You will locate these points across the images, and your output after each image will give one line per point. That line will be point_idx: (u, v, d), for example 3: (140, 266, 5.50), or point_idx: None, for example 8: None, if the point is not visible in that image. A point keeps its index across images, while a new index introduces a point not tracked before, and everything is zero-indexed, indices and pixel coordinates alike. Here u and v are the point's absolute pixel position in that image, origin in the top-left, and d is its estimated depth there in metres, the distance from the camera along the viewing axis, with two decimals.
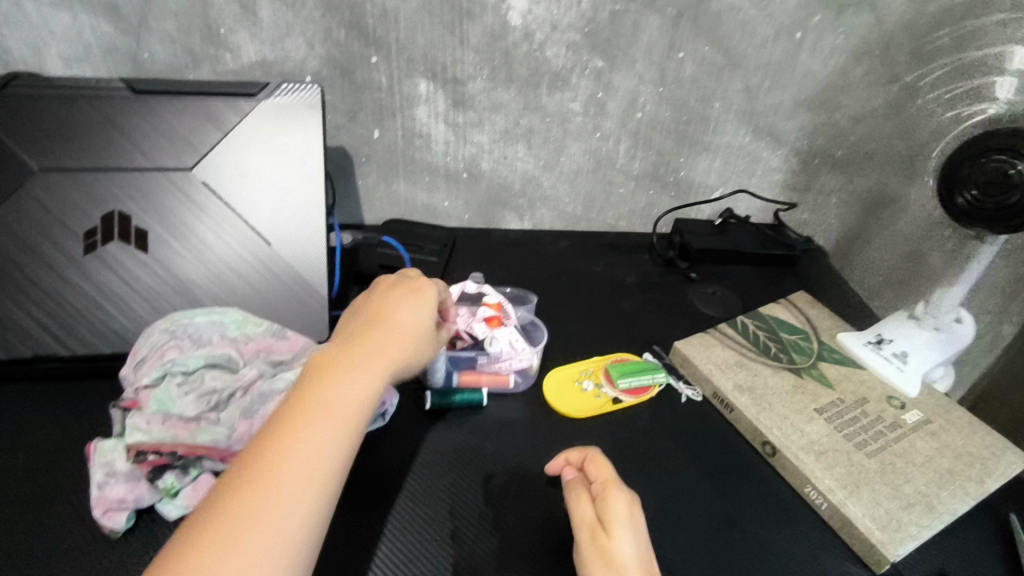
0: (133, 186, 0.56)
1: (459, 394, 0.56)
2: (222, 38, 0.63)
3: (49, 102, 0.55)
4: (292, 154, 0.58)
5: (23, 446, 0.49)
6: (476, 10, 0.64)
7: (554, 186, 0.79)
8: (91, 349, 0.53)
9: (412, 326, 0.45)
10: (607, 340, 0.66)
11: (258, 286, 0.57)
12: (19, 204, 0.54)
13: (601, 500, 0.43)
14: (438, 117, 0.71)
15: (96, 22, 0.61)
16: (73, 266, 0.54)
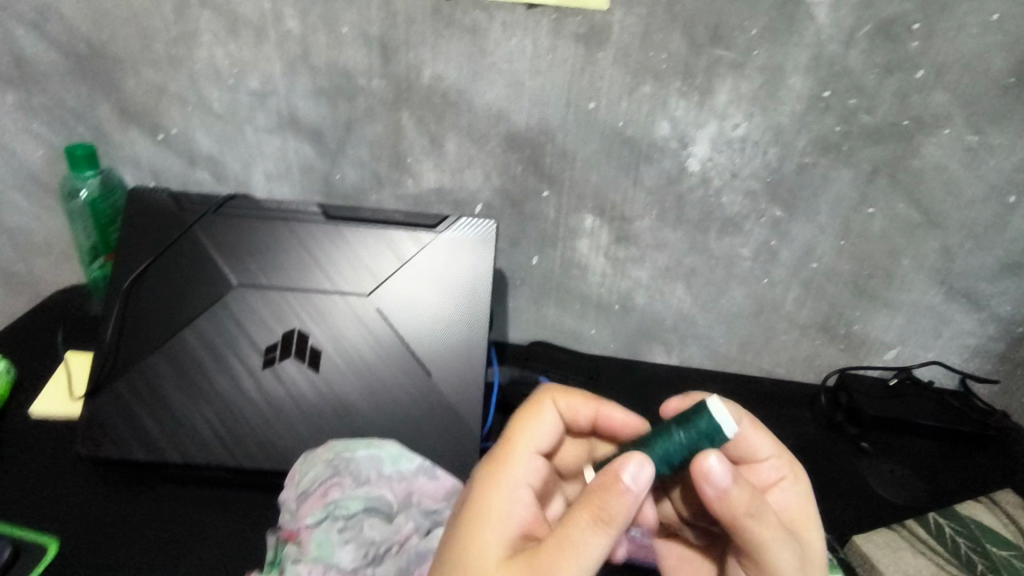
0: (314, 306, 0.58)
1: (689, 425, 0.40)
2: (408, 165, 0.67)
3: (255, 222, 0.60)
4: (462, 287, 0.59)
5: (182, 554, 0.51)
6: (655, 155, 0.63)
7: (709, 326, 0.74)
8: (256, 464, 0.55)
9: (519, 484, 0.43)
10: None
11: (412, 417, 0.56)
12: (216, 314, 0.58)
13: (763, 454, 0.49)
14: (600, 250, 0.70)
15: (301, 146, 0.67)
16: (252, 379, 0.57)
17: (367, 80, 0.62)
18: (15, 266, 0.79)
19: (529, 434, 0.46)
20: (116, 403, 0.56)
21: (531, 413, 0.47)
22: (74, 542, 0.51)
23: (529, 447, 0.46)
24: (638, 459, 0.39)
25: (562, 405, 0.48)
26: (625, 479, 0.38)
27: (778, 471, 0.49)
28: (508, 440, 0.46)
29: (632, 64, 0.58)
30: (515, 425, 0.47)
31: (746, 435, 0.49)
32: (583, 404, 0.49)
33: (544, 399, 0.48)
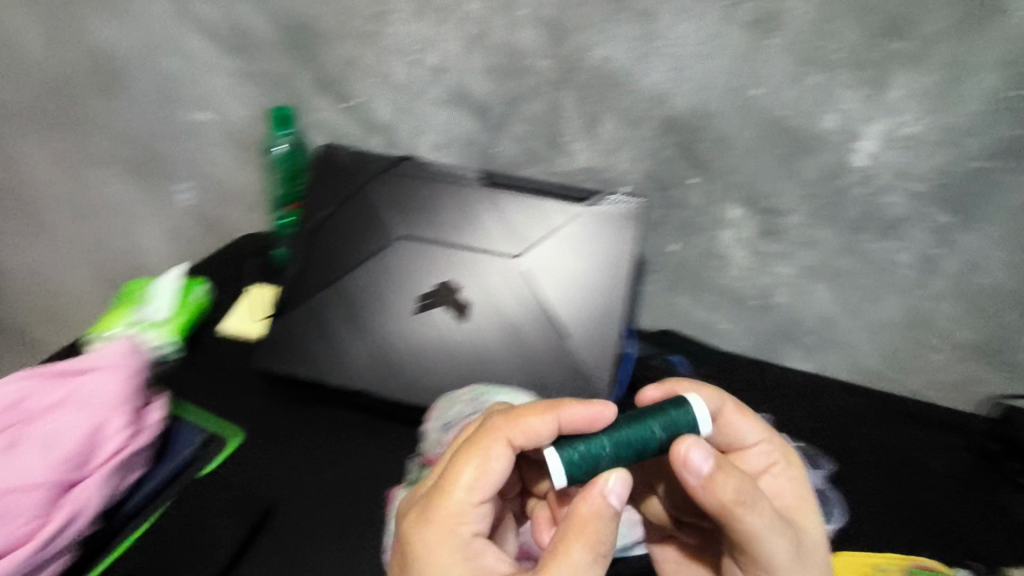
0: (466, 262, 0.63)
1: (662, 415, 0.41)
2: (561, 144, 0.70)
3: (422, 182, 0.66)
4: (605, 259, 0.62)
5: (333, 468, 0.57)
6: (816, 147, 0.61)
7: (853, 334, 0.71)
8: (401, 397, 0.60)
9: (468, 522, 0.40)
10: (892, 529, 0.62)
11: (548, 375, 0.60)
12: (380, 260, 0.64)
13: (750, 440, 0.48)
14: (743, 242, 0.69)
15: (467, 120, 0.73)
16: (406, 321, 0.62)
17: (535, 60, 0.66)
18: (213, 212, 0.92)
19: (473, 485, 0.40)
20: (291, 329, 0.64)
21: (475, 459, 0.40)
22: (250, 441, 0.59)
23: (472, 500, 0.40)
24: (614, 476, 0.39)
25: (516, 440, 0.41)
26: (608, 499, 0.39)
27: (770, 456, 0.47)
28: (448, 492, 0.40)
29: (801, 53, 0.57)
30: (456, 472, 0.40)
31: (729, 419, 0.48)
32: (541, 424, 0.41)
33: (491, 438, 0.41)
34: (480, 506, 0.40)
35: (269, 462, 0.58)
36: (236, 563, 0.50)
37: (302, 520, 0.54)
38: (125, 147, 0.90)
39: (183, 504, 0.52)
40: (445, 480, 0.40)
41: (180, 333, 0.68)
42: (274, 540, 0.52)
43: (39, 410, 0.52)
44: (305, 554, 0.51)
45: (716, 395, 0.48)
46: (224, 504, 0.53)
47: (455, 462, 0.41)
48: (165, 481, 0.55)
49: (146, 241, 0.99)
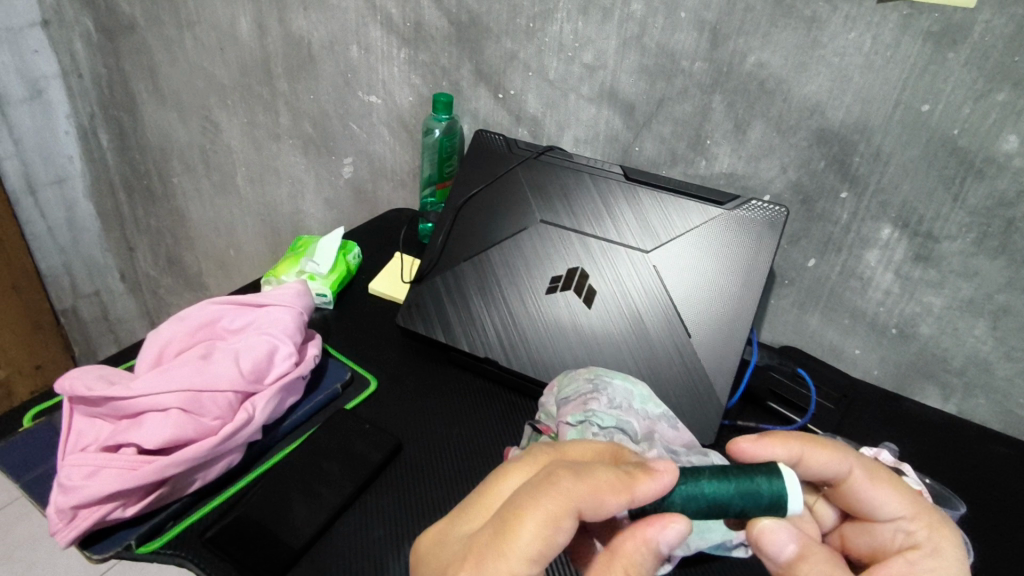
0: (599, 251, 0.66)
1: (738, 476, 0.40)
2: (705, 147, 0.71)
3: (567, 174, 0.71)
4: (740, 263, 0.62)
5: (457, 424, 0.62)
6: (990, 170, 0.57)
7: (1008, 379, 0.65)
8: (522, 369, 0.64)
9: None
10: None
11: (665, 368, 0.61)
12: (518, 241, 0.69)
13: (888, 515, 0.43)
14: (890, 265, 0.66)
15: (613, 117, 0.75)
16: (535, 299, 0.66)
17: (690, 63, 0.67)
18: (367, 185, 1.02)
19: (535, 550, 0.36)
20: (431, 292, 0.70)
21: (542, 521, 0.36)
22: (388, 389, 0.66)
23: (528, 572, 0.36)
24: (676, 525, 0.38)
25: (584, 511, 0.37)
26: (659, 544, 0.38)
27: (911, 536, 0.43)
28: (507, 553, 0.36)
29: (988, 68, 0.54)
30: (519, 528, 0.36)
31: (860, 489, 0.44)
32: (611, 504, 0.38)
33: (563, 503, 0.37)
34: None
35: (403, 406, 0.64)
36: (367, 487, 0.56)
37: (425, 461, 0.58)
38: (303, 121, 1.02)
39: (328, 432, 0.60)
40: (506, 535, 0.36)
41: (335, 287, 0.76)
42: (399, 474, 0.57)
43: (224, 331, 0.64)
44: (425, 491, 0.56)
45: (844, 457, 0.44)
46: (365, 434, 0.59)
47: (518, 519, 0.36)
48: (312, 412, 0.63)
49: (308, 205, 1.12)
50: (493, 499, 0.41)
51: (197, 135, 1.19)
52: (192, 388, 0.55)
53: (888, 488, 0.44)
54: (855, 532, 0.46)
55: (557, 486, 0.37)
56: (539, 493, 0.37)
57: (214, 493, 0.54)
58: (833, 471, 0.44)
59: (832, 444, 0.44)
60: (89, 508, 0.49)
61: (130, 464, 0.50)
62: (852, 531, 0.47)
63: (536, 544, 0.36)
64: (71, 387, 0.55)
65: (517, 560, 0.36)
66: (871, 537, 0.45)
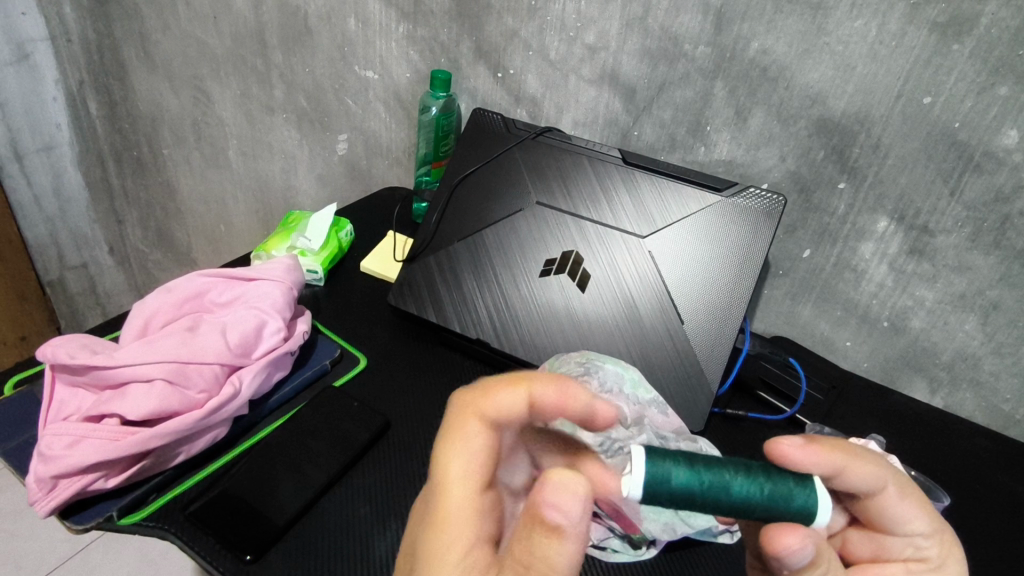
0: (594, 235, 0.65)
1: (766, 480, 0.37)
2: (705, 134, 0.70)
3: (564, 155, 0.70)
4: (735, 251, 0.61)
5: (447, 405, 0.62)
6: (988, 165, 0.57)
7: (996, 375, 0.65)
8: (513, 351, 0.64)
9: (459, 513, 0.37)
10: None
11: (656, 354, 0.61)
12: (513, 222, 0.68)
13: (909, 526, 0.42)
14: (885, 258, 0.66)
15: (613, 100, 0.74)
16: (528, 281, 0.66)
17: (693, 47, 0.66)
18: (362, 163, 1.00)
19: (458, 466, 0.38)
20: (423, 272, 0.70)
21: (454, 439, 0.39)
22: (378, 367, 0.66)
23: (463, 489, 0.37)
24: (577, 494, 0.33)
25: (484, 415, 0.39)
26: (553, 511, 0.33)
27: (920, 550, 0.43)
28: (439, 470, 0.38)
29: (993, 61, 0.54)
30: (445, 452, 0.39)
31: (889, 504, 0.42)
32: (502, 399, 0.39)
33: (463, 417, 0.39)
34: (476, 496, 0.38)
35: (392, 385, 0.64)
36: (353, 466, 0.55)
37: (413, 441, 0.58)
38: (297, 95, 1.00)
39: (315, 410, 0.59)
40: (438, 460, 0.39)
41: (326, 264, 0.75)
42: (387, 453, 0.57)
43: (212, 304, 0.63)
44: (412, 470, 0.55)
45: (882, 473, 0.41)
46: (353, 413, 0.59)
47: (439, 451, 0.39)
48: (300, 387, 0.62)
49: (301, 181, 1.10)
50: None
51: (188, 107, 1.16)
52: (178, 360, 0.55)
53: (912, 501, 0.42)
54: (859, 538, 0.45)
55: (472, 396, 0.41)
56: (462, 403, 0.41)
57: (197, 467, 0.54)
58: (866, 484, 0.42)
59: (873, 459, 0.41)
60: (69, 478, 0.49)
61: (112, 435, 0.50)
62: (854, 537, 0.45)
63: (462, 453, 0.38)
64: (53, 355, 0.54)
65: (446, 469, 0.38)
66: (876, 546, 0.44)
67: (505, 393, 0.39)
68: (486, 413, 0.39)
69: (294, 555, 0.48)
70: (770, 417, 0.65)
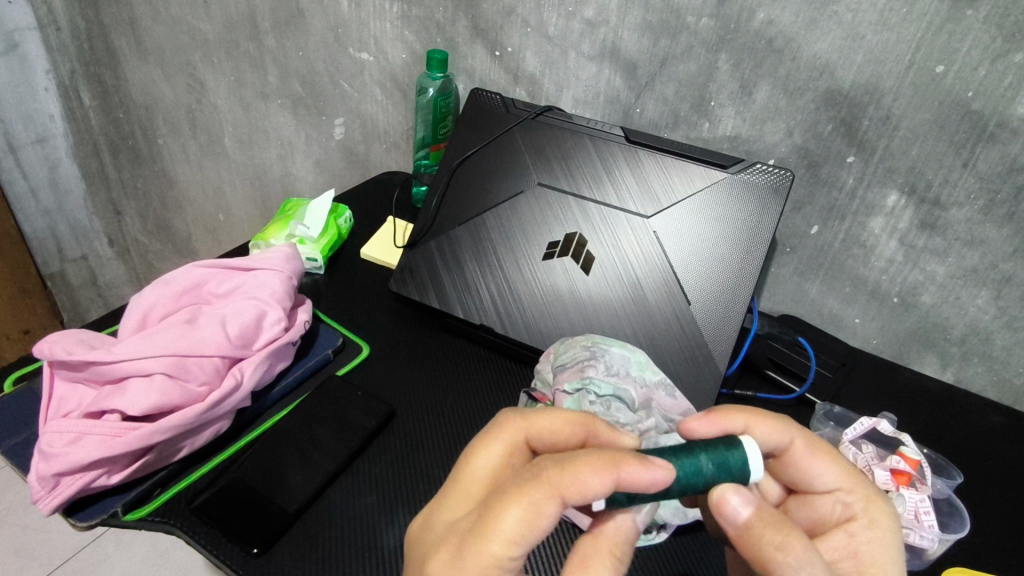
0: (598, 216, 0.64)
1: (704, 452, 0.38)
2: (709, 109, 0.68)
3: (565, 134, 0.68)
4: (743, 229, 0.60)
5: (451, 392, 0.61)
6: (1002, 135, 0.55)
7: (1008, 349, 0.64)
8: (517, 336, 0.63)
9: (495, 572, 0.35)
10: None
11: (662, 336, 0.60)
12: (513, 205, 0.67)
13: (827, 485, 0.42)
14: (895, 233, 0.65)
15: (614, 76, 0.72)
16: (532, 264, 0.65)
17: (696, 19, 0.64)
18: (360, 147, 0.99)
19: (516, 540, 0.34)
20: (424, 257, 0.69)
21: (525, 508, 0.34)
22: (378, 354, 0.65)
23: (508, 555, 0.35)
24: (647, 506, 0.39)
25: (570, 499, 0.35)
26: (636, 522, 0.39)
27: (848, 508, 0.42)
28: (486, 536, 0.35)
29: (1009, 26, 0.52)
30: (497, 519, 0.35)
31: (801, 461, 0.42)
32: (596, 486, 0.35)
33: (546, 494, 0.35)
34: (517, 562, 0.35)
35: (395, 373, 0.63)
36: (358, 454, 0.55)
37: (417, 429, 0.57)
38: (292, 79, 0.98)
39: (318, 399, 0.58)
40: (484, 525, 0.35)
41: (326, 252, 0.74)
42: (392, 441, 0.56)
43: (211, 295, 0.62)
44: (418, 459, 0.55)
45: (787, 431, 0.42)
46: (357, 401, 0.58)
47: (498, 506, 0.35)
48: (302, 377, 0.62)
49: (298, 167, 1.09)
50: (473, 484, 0.39)
51: (182, 95, 1.14)
52: (177, 353, 0.54)
53: (824, 457, 0.42)
54: (794, 505, 0.45)
55: (545, 466, 0.36)
56: (532, 468, 0.36)
57: (202, 459, 0.53)
58: (774, 445, 0.42)
59: (774, 416, 0.42)
60: (72, 475, 0.48)
61: (113, 431, 0.49)
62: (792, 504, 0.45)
63: (522, 524, 0.34)
64: (50, 352, 0.53)
65: (497, 541, 0.34)
66: (812, 512, 0.43)
67: (597, 476, 0.35)
68: (586, 498, 0.35)
69: (300, 547, 0.47)
70: (777, 397, 0.64)
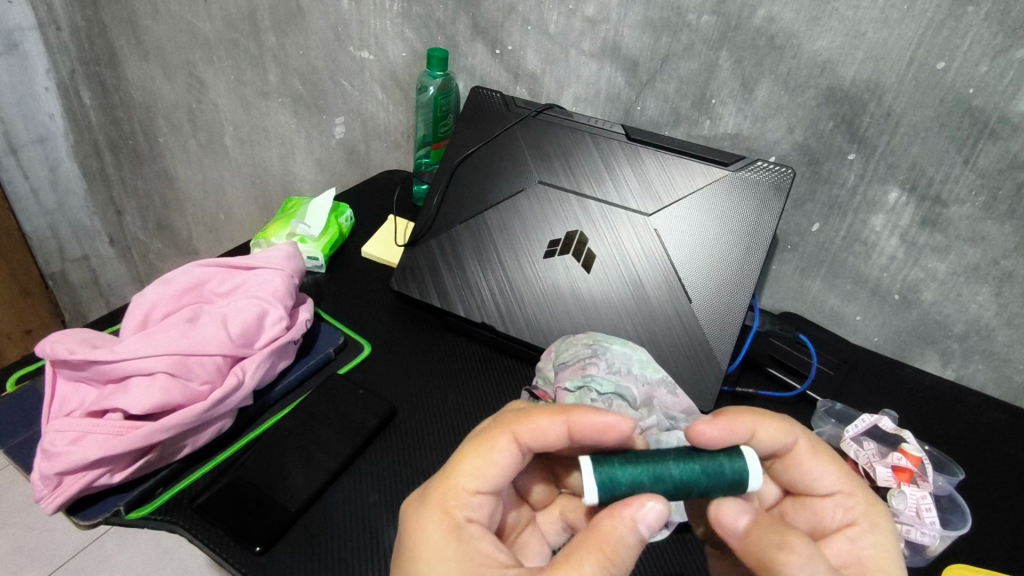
0: (599, 213, 0.64)
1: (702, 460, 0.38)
2: (710, 107, 0.68)
3: (566, 132, 0.68)
4: (744, 226, 0.60)
5: (453, 390, 0.61)
6: (1003, 132, 0.55)
7: (1009, 346, 0.64)
8: (518, 334, 0.63)
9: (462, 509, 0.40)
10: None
11: (663, 334, 0.60)
12: (514, 203, 0.67)
13: (828, 488, 0.42)
14: (896, 230, 0.65)
15: (614, 74, 0.72)
16: (533, 262, 0.65)
17: (697, 16, 0.64)
18: (360, 146, 0.99)
19: (476, 474, 0.40)
20: (424, 255, 0.69)
21: (482, 445, 0.40)
22: (379, 354, 0.65)
23: (470, 488, 0.40)
24: (654, 505, 0.36)
25: (523, 437, 0.40)
26: (640, 524, 0.35)
27: (848, 512, 0.42)
28: (450, 472, 0.40)
29: (1010, 22, 0.52)
30: (460, 457, 0.40)
31: (803, 461, 0.43)
32: (548, 427, 0.40)
33: (500, 433, 0.40)
34: (480, 498, 0.40)
35: (396, 372, 0.63)
36: (360, 452, 0.55)
37: (418, 428, 0.58)
38: (292, 78, 0.98)
39: (320, 398, 0.58)
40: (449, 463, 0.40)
41: (327, 250, 0.74)
42: (393, 440, 0.56)
43: (212, 294, 0.63)
44: (419, 457, 0.55)
45: (791, 431, 0.42)
46: (358, 399, 0.58)
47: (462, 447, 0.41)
48: (304, 376, 0.62)
49: (299, 166, 1.09)
50: None
51: (182, 94, 1.14)
52: (178, 352, 0.54)
53: (825, 461, 0.43)
54: (792, 508, 0.45)
55: (506, 415, 0.42)
56: (498, 417, 0.42)
57: (204, 458, 0.53)
58: (779, 445, 0.42)
59: (778, 417, 0.42)
60: (74, 474, 0.48)
61: (115, 430, 0.49)
62: (790, 506, 0.45)
63: (480, 458, 0.40)
64: (52, 352, 0.53)
65: (458, 476, 0.40)
66: (811, 515, 0.43)
67: (549, 417, 0.40)
68: (541, 439, 0.40)
69: (302, 546, 0.48)
70: (779, 395, 0.64)
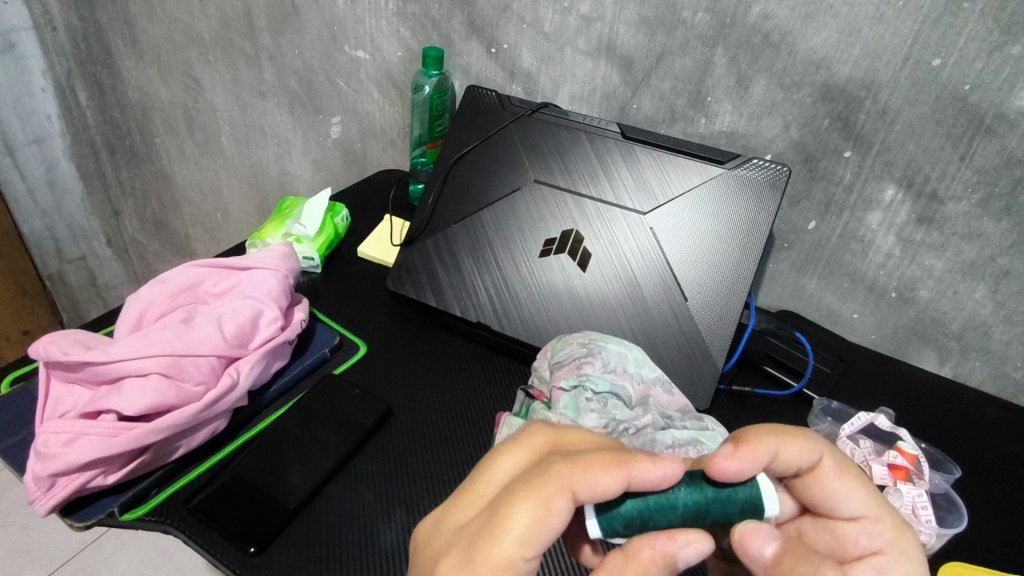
0: (594, 212, 0.64)
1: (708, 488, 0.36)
2: (706, 105, 0.68)
3: (562, 131, 0.68)
4: (740, 225, 0.60)
5: (448, 390, 0.61)
6: (999, 128, 0.55)
7: (1006, 343, 0.64)
8: (514, 333, 0.63)
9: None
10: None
11: (659, 333, 0.60)
12: (510, 202, 0.67)
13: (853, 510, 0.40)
14: (892, 228, 0.64)
15: (610, 73, 0.72)
16: (528, 261, 0.65)
17: (692, 14, 0.64)
18: (357, 145, 0.98)
19: (530, 539, 0.33)
20: (420, 255, 0.68)
21: (537, 505, 0.34)
22: (375, 354, 0.65)
23: (522, 555, 0.33)
24: (697, 541, 0.34)
25: (580, 495, 0.34)
26: (678, 560, 0.33)
27: (875, 540, 0.40)
28: (499, 535, 0.33)
29: (1006, 18, 0.51)
30: (509, 517, 0.33)
31: (826, 479, 0.40)
32: (606, 482, 0.34)
33: (556, 491, 0.34)
34: (532, 563, 0.34)
35: (392, 372, 0.63)
36: (356, 452, 0.55)
37: (414, 428, 0.57)
38: (288, 77, 0.98)
39: (315, 398, 0.58)
40: (497, 525, 0.34)
41: (323, 250, 0.74)
42: (389, 440, 0.56)
43: (207, 295, 0.62)
44: (415, 456, 0.55)
45: (815, 448, 0.39)
46: (355, 399, 0.58)
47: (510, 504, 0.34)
48: (299, 376, 0.62)
49: (296, 166, 1.09)
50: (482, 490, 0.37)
51: (179, 94, 1.14)
52: (173, 353, 0.54)
53: (849, 481, 0.40)
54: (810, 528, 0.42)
55: (557, 466, 0.35)
56: (548, 465, 0.35)
57: (200, 458, 0.53)
58: (805, 464, 0.39)
59: (804, 435, 0.38)
60: (68, 475, 0.48)
61: (109, 431, 0.49)
62: (809, 527, 0.42)
63: (534, 520, 0.33)
64: (46, 352, 0.53)
65: (507, 542, 0.33)
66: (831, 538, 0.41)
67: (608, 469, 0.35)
68: (598, 491, 0.34)
69: (298, 545, 0.48)
70: (776, 393, 0.64)
